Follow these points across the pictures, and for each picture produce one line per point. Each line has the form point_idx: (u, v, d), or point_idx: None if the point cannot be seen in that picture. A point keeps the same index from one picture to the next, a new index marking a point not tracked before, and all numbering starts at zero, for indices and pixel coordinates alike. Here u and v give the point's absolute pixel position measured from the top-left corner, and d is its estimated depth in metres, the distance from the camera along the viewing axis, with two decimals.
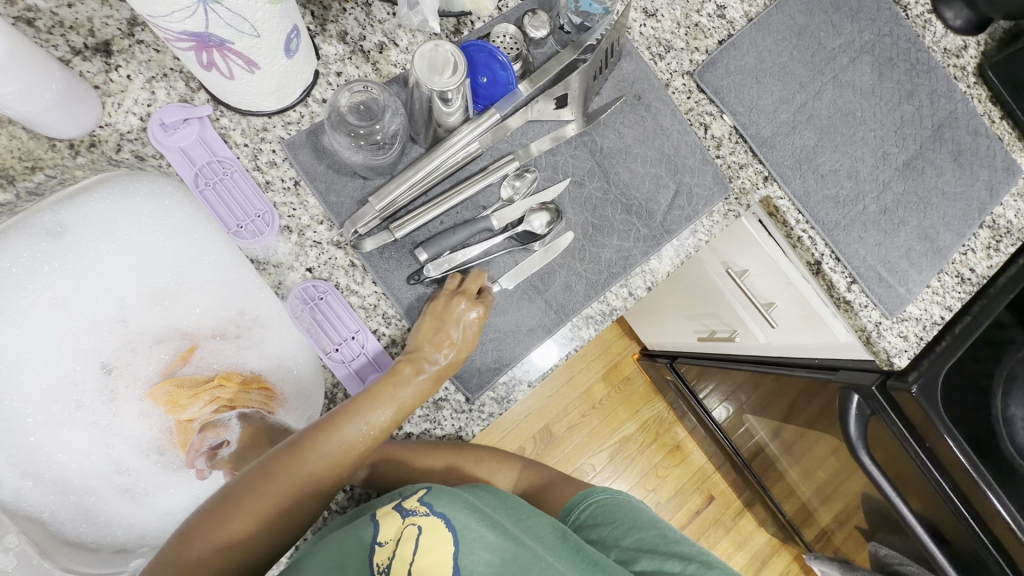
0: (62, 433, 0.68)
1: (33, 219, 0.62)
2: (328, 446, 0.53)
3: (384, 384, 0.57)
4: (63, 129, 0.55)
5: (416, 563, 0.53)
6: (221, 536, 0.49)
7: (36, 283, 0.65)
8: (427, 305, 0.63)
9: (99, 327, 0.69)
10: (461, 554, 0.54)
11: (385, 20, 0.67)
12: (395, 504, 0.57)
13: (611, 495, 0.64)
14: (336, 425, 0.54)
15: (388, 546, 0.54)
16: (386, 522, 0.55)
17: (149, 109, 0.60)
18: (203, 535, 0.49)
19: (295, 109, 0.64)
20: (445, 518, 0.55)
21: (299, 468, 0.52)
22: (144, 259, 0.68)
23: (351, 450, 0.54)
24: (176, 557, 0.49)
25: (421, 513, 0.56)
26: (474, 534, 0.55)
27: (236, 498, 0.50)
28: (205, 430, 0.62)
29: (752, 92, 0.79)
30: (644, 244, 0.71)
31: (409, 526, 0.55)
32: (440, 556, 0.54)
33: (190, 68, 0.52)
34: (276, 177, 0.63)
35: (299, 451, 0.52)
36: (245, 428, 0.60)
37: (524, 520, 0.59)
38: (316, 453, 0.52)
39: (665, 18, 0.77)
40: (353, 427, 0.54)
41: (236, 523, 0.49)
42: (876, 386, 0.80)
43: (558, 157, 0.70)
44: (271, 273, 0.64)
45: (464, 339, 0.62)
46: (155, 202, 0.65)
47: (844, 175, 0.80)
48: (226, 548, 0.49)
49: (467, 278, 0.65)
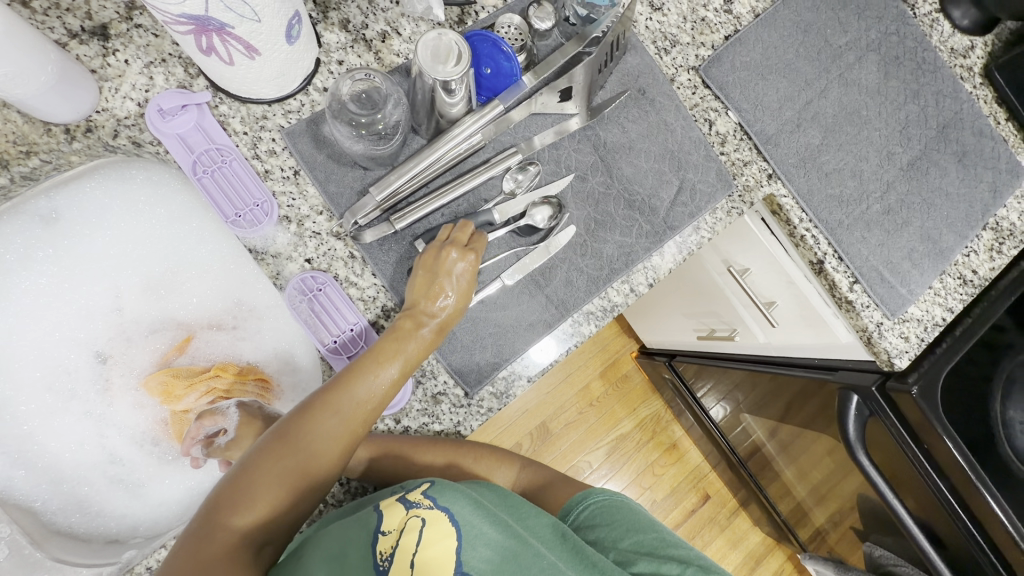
0: (53, 422, 0.65)
1: (27, 205, 0.60)
2: (340, 406, 0.52)
3: (387, 342, 0.56)
4: (58, 114, 0.55)
5: (418, 554, 0.53)
6: (249, 503, 0.48)
7: (30, 270, 0.63)
8: (418, 260, 0.61)
9: (93, 314, 0.66)
10: (464, 550, 0.54)
11: (387, 8, 0.66)
12: (401, 496, 0.57)
13: (611, 496, 0.64)
14: (347, 386, 0.53)
15: (391, 535, 0.54)
16: (390, 513, 0.56)
17: (148, 95, 0.60)
18: (229, 506, 0.48)
19: (295, 97, 0.63)
20: (449, 512, 0.55)
21: (315, 430, 0.51)
22: (140, 245, 0.66)
23: (365, 408, 0.53)
24: (205, 531, 0.47)
25: (424, 505, 0.56)
26: (478, 531, 0.55)
27: (254, 466, 0.49)
28: (202, 418, 0.60)
29: (758, 89, 0.78)
30: (646, 240, 0.71)
31: (412, 518, 0.55)
32: (441, 550, 0.54)
33: (193, 55, 0.52)
34: (275, 166, 0.62)
35: (312, 413, 0.51)
36: (243, 416, 0.59)
37: (525, 518, 0.59)
38: (329, 412, 0.51)
39: (671, 12, 0.76)
40: (365, 385, 0.53)
41: (260, 491, 0.48)
42: (876, 387, 0.80)
43: (560, 151, 0.69)
44: (269, 263, 0.62)
45: (460, 293, 0.60)
46: (151, 188, 0.63)
47: (848, 174, 0.80)
48: (255, 518, 0.48)
49: (456, 228, 0.63)
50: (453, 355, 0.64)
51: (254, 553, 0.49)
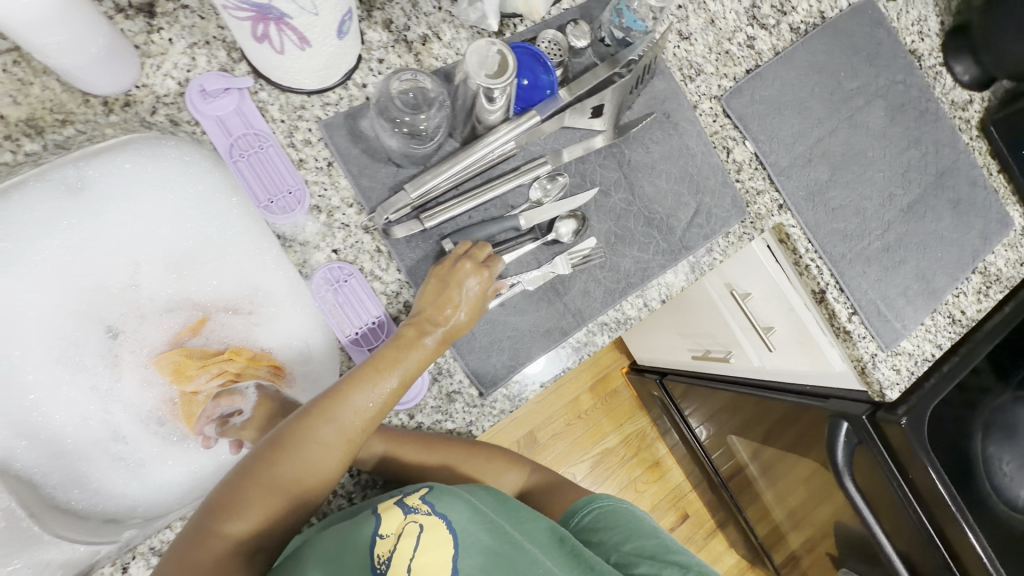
0: (57, 395, 0.63)
1: (53, 173, 0.57)
2: (339, 414, 0.51)
3: (389, 350, 0.56)
4: (98, 84, 0.55)
5: (415, 559, 0.54)
6: (245, 507, 0.48)
7: (50, 239, 0.61)
8: (433, 268, 0.62)
9: (108, 288, 0.65)
10: (459, 557, 0.56)
11: (430, 13, 0.68)
12: (397, 500, 0.58)
13: (615, 501, 0.66)
14: (344, 394, 0.52)
15: (389, 539, 0.54)
16: (388, 517, 0.56)
17: (188, 75, 0.60)
18: (225, 509, 0.48)
19: (335, 91, 0.64)
20: (447, 519, 0.57)
21: (311, 437, 0.51)
22: (162, 224, 0.65)
23: (363, 417, 0.53)
24: (199, 534, 0.47)
25: (422, 511, 0.57)
26: (474, 539, 0.57)
27: (251, 470, 0.49)
28: (221, 397, 0.65)
29: (774, 122, 0.82)
30: (662, 258, 0.73)
31: (410, 523, 0.56)
32: (437, 556, 0.55)
33: (238, 36, 0.53)
34: (310, 156, 0.63)
35: (310, 419, 0.51)
36: (262, 397, 0.63)
37: (522, 523, 0.61)
38: (327, 420, 0.51)
39: (698, 43, 0.80)
40: (363, 394, 0.53)
41: (256, 495, 0.49)
42: (866, 416, 0.84)
43: (586, 166, 0.71)
44: (296, 250, 0.62)
45: (469, 305, 0.60)
46: (182, 168, 0.62)
47: (853, 211, 0.84)
48: (249, 524, 0.49)
49: (476, 246, 0.63)
50: (471, 355, 0.64)
51: (247, 558, 0.49)
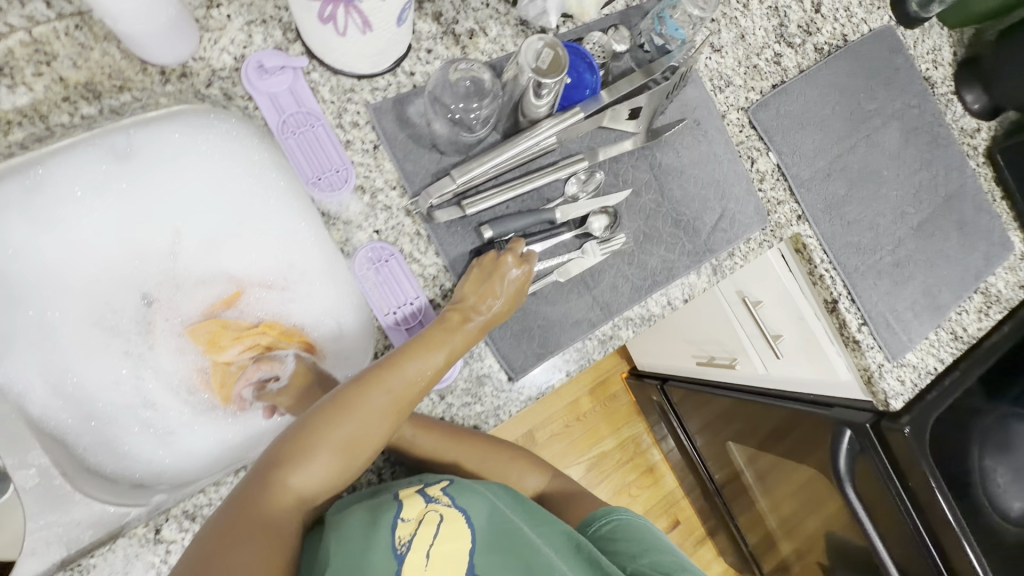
0: (90, 358, 0.64)
1: (103, 138, 0.57)
2: (390, 385, 0.55)
3: (437, 330, 0.59)
4: (157, 54, 0.57)
5: (433, 546, 0.58)
6: (303, 462, 0.52)
7: (96, 203, 0.62)
8: (476, 258, 0.64)
9: (147, 257, 0.67)
10: (475, 549, 0.60)
11: (478, 9, 0.70)
12: (419, 488, 0.61)
13: (634, 517, 0.67)
14: (394, 366, 0.56)
15: (410, 523, 0.57)
16: (410, 503, 0.59)
17: (244, 51, 0.61)
18: (284, 462, 0.52)
19: (384, 77, 0.66)
20: (467, 513, 0.61)
21: (365, 403, 0.54)
22: (205, 197, 0.67)
23: (411, 390, 0.56)
24: (260, 484, 0.51)
25: (444, 502, 0.60)
26: (490, 533, 0.61)
27: (309, 428, 0.53)
28: (260, 362, 0.64)
29: (796, 136, 0.85)
30: (687, 258, 0.75)
31: (431, 511, 0.59)
32: (454, 545, 0.59)
33: (301, 15, 0.56)
34: (357, 138, 0.64)
35: (364, 387, 0.55)
36: (299, 366, 0.62)
37: (538, 525, 0.63)
38: (379, 390, 0.55)
39: (728, 56, 0.83)
40: (411, 367, 0.56)
41: (313, 451, 0.53)
42: (870, 424, 0.87)
43: (620, 165, 0.73)
44: (339, 229, 0.63)
45: (509, 296, 0.62)
46: (231, 142, 0.63)
47: (866, 226, 0.87)
48: (305, 478, 0.53)
49: (512, 241, 0.65)
50: (503, 340, 0.66)
51: (300, 509, 0.53)
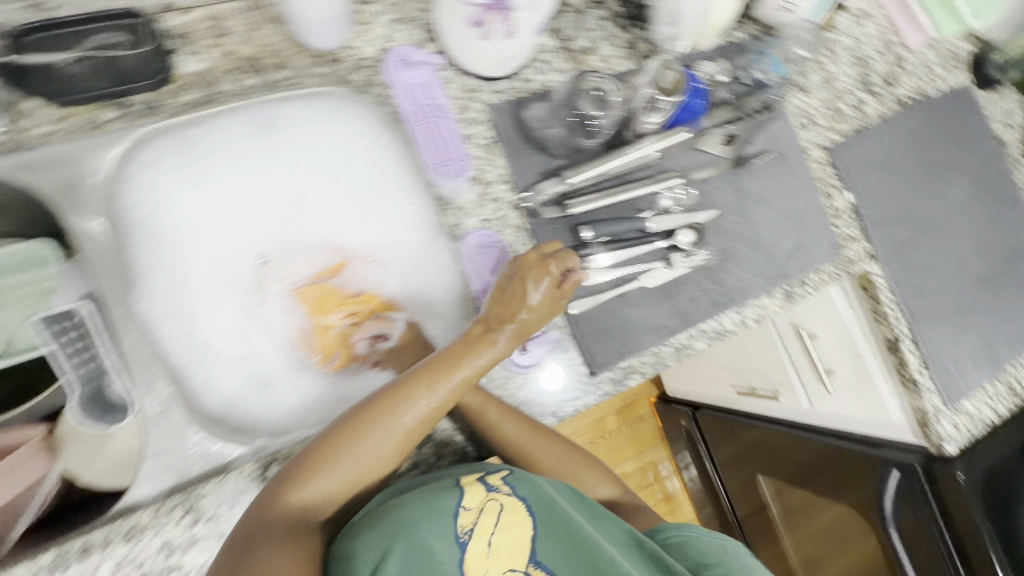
0: (204, 307, 0.67)
1: (247, 109, 0.65)
2: (408, 405, 0.54)
3: (458, 349, 0.58)
4: (309, 39, 0.64)
5: (496, 535, 0.58)
6: (319, 478, 0.53)
7: (235, 164, 0.68)
8: (511, 263, 0.64)
9: (268, 220, 0.71)
10: (539, 539, 0.59)
11: (593, 29, 0.76)
12: (479, 477, 0.62)
13: (705, 537, 0.65)
14: (406, 393, 0.55)
15: (472, 512, 0.58)
16: (471, 491, 0.59)
17: (387, 45, 0.68)
18: (300, 478, 0.52)
19: (505, 82, 0.71)
20: (526, 502, 0.61)
21: (381, 423, 0.54)
22: (330, 170, 0.72)
23: (430, 412, 0.56)
24: (275, 500, 0.51)
25: (503, 491, 0.61)
26: (551, 527, 0.60)
27: (326, 444, 0.54)
28: (375, 319, 0.71)
29: (872, 180, 0.89)
30: (763, 281, 0.79)
31: (491, 500, 0.59)
32: (516, 535, 0.59)
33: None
34: (476, 133, 0.70)
35: (381, 407, 0.54)
36: (412, 328, 0.70)
37: (597, 520, 0.63)
38: (395, 410, 0.54)
39: (814, 97, 0.87)
40: (424, 397, 0.55)
41: (328, 467, 0.53)
42: (920, 464, 0.90)
43: (708, 186, 0.78)
44: (451, 214, 0.69)
45: (540, 309, 0.62)
46: (363, 125, 0.69)
47: (932, 273, 0.90)
48: (322, 493, 0.53)
49: (550, 244, 0.66)
50: (589, 334, 0.70)
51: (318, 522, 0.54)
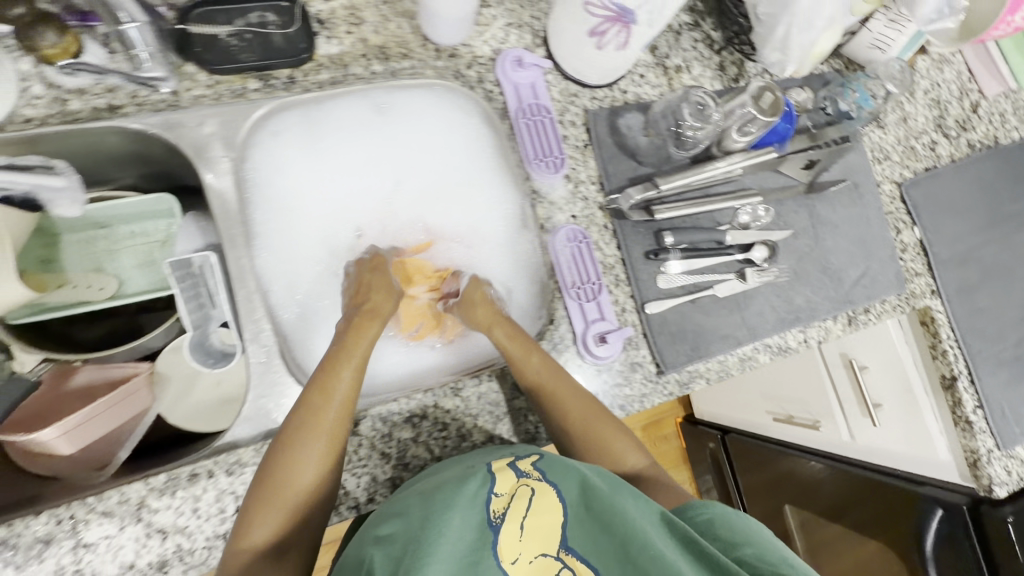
0: (301, 268, 0.71)
1: (371, 90, 0.72)
2: (333, 380, 0.59)
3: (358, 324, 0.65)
4: (434, 31, 0.68)
5: (529, 521, 0.52)
6: (282, 481, 0.55)
7: (348, 140, 0.73)
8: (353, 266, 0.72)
9: (368, 194, 0.75)
10: (572, 527, 0.53)
11: (688, 50, 0.81)
12: (509, 462, 0.56)
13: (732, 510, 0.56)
14: (320, 387, 0.59)
15: (502, 498, 0.53)
16: (502, 476, 0.54)
17: (500, 47, 0.73)
18: (264, 490, 0.55)
19: (603, 90, 0.76)
20: (558, 488, 0.54)
21: (313, 406, 0.57)
22: (431, 156, 0.76)
23: (353, 377, 0.60)
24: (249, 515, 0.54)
25: (535, 476, 0.55)
26: (587, 515, 0.53)
27: (279, 446, 0.56)
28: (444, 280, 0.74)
29: (941, 218, 0.90)
30: (830, 304, 0.81)
31: (523, 486, 0.54)
32: (551, 524, 0.52)
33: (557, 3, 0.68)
34: (572, 135, 0.74)
35: (311, 394, 0.58)
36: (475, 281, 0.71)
37: (633, 502, 0.55)
38: (324, 391, 0.58)
39: (890, 133, 0.90)
40: (338, 381, 0.59)
41: (284, 465, 0.55)
42: (966, 506, 0.89)
43: (784, 208, 0.81)
44: (543, 207, 0.73)
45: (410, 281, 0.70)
46: (466, 116, 0.75)
47: (993, 315, 0.91)
48: (292, 496, 0.55)
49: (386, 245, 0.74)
50: (660, 336, 0.72)
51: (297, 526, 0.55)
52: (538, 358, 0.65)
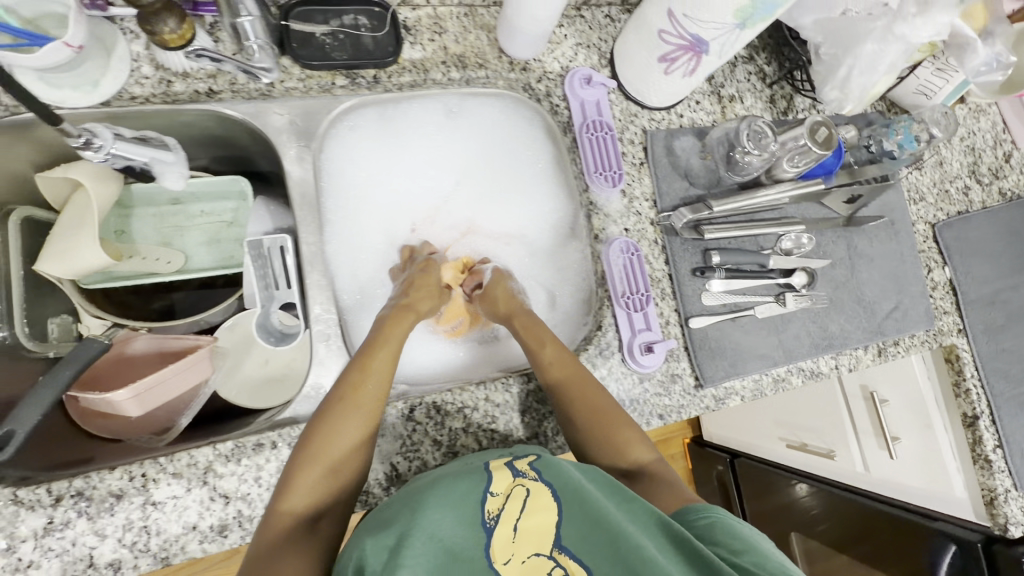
0: (361, 256, 0.78)
1: (445, 97, 0.77)
2: (364, 379, 0.62)
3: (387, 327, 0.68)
4: (510, 44, 0.72)
5: (521, 522, 0.53)
6: (307, 474, 0.56)
7: (417, 141, 0.79)
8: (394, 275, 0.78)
9: (429, 192, 0.81)
10: (565, 526, 0.53)
11: (742, 81, 0.85)
12: (507, 463, 0.58)
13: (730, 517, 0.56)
14: (351, 385, 0.61)
15: (497, 498, 0.55)
16: (498, 476, 0.56)
17: (568, 64, 0.77)
18: (291, 483, 0.56)
19: (661, 113, 0.80)
20: (552, 487, 0.55)
21: (343, 403, 0.60)
22: (489, 161, 0.82)
23: (382, 379, 0.63)
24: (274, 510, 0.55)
25: (530, 476, 0.57)
26: (579, 517, 0.53)
27: (308, 440, 0.58)
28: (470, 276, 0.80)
29: (971, 260, 0.94)
30: (863, 334, 0.84)
31: (518, 485, 0.55)
32: (543, 523, 0.54)
33: (629, 28, 0.71)
34: (629, 152, 0.78)
35: (342, 391, 0.61)
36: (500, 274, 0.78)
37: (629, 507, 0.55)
38: (355, 388, 0.61)
39: (926, 176, 0.94)
40: (368, 380, 0.62)
41: (311, 460, 0.57)
42: (980, 543, 0.91)
43: (823, 238, 0.84)
44: (599, 218, 0.76)
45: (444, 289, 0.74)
46: (527, 127, 0.81)
47: (1017, 359, 0.94)
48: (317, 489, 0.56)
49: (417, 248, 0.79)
50: (701, 351, 0.75)
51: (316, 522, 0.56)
52: (553, 349, 0.69)
